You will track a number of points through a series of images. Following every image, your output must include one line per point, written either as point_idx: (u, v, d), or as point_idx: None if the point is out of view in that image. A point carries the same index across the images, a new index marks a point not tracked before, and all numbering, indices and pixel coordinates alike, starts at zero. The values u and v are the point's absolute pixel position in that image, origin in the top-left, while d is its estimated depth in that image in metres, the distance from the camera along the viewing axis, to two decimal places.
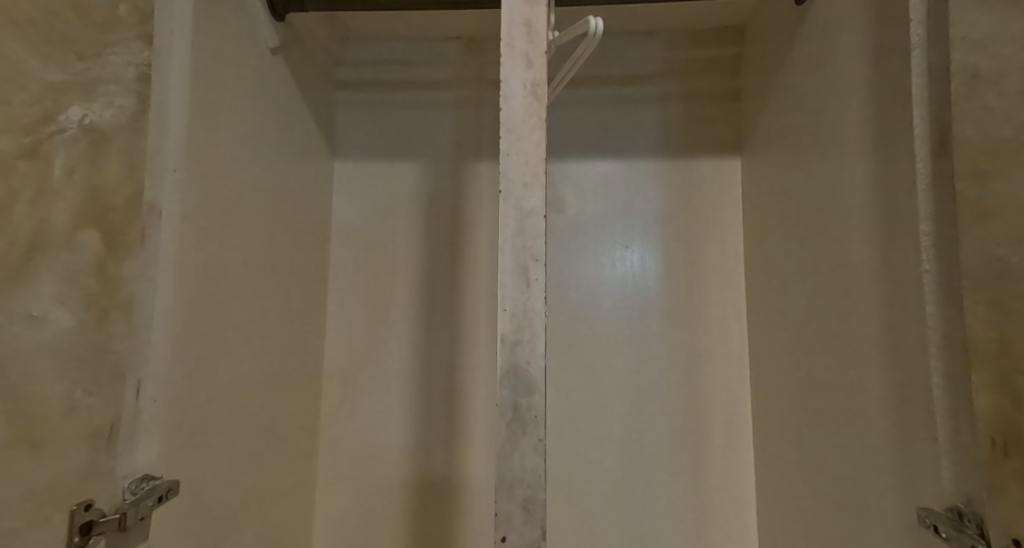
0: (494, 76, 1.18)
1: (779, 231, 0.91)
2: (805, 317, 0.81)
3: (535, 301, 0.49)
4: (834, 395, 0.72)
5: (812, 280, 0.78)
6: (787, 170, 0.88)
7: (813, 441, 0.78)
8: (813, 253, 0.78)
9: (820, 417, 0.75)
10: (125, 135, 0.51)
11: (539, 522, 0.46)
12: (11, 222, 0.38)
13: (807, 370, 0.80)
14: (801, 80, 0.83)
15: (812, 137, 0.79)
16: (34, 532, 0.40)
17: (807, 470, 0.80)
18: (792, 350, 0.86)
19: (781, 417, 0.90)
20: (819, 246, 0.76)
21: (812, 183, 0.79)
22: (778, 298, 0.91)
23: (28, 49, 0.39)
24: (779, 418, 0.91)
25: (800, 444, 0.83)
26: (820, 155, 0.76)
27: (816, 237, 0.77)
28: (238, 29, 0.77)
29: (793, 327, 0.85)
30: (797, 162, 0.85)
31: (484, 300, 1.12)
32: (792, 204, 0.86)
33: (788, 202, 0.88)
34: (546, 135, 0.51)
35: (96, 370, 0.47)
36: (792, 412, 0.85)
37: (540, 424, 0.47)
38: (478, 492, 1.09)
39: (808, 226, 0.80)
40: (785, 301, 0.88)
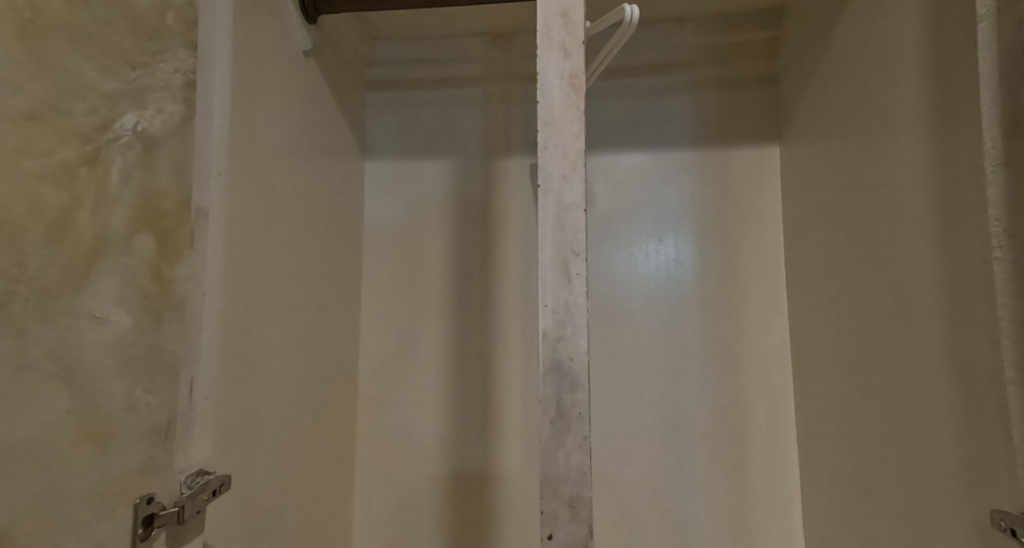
0: (523, 70, 1.17)
1: (825, 220, 0.88)
2: (855, 310, 0.77)
3: (576, 296, 0.48)
4: (889, 391, 0.68)
5: (862, 270, 0.75)
6: (832, 156, 0.85)
7: (866, 438, 0.74)
8: (862, 242, 0.75)
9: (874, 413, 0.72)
10: (175, 140, 0.52)
11: (586, 520, 0.46)
12: (72, 229, 0.40)
13: (858, 365, 0.77)
14: (848, 60, 0.79)
15: (861, 120, 0.75)
16: (101, 524, 0.43)
17: (860, 469, 0.77)
18: (840, 344, 0.82)
19: (829, 412, 0.87)
20: (870, 235, 0.73)
21: (861, 169, 0.75)
22: (825, 290, 0.88)
23: (83, 60, 0.41)
24: (827, 414, 0.87)
25: (851, 441, 0.79)
26: (871, 139, 0.72)
27: (867, 225, 0.74)
28: (274, 33, 0.78)
29: (842, 320, 0.82)
30: (843, 148, 0.81)
31: (517, 297, 1.12)
32: (839, 191, 0.83)
33: (834, 190, 0.84)
34: (584, 127, 0.51)
35: (155, 369, 0.49)
36: (843, 409, 0.82)
37: (584, 421, 0.47)
38: (514, 488, 1.09)
39: (857, 214, 0.76)
40: (833, 292, 0.85)
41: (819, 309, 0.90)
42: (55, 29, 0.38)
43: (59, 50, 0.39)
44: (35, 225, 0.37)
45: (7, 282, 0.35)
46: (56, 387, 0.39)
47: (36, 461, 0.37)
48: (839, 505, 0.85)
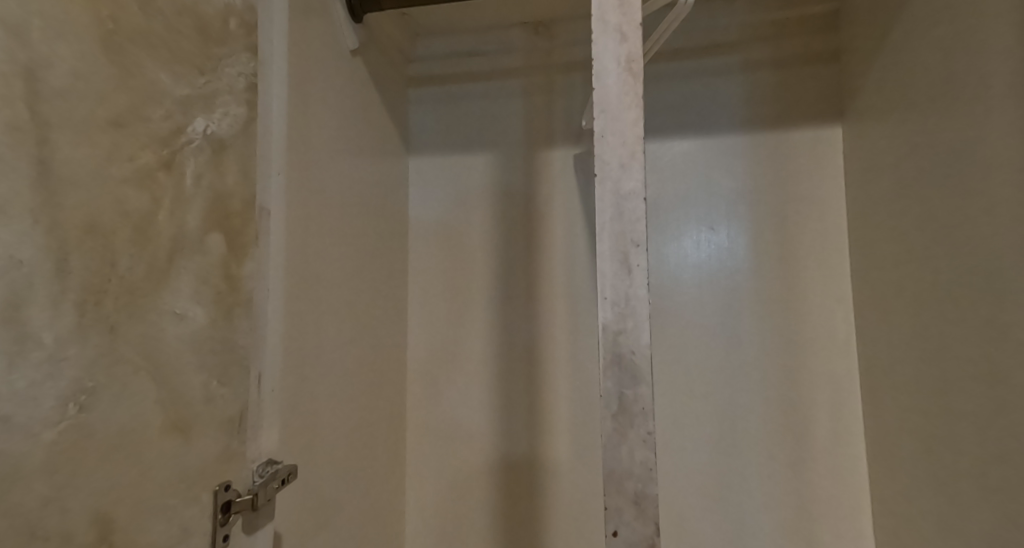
0: (566, 59, 1.15)
1: (904, 203, 0.82)
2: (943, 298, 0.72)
3: (637, 287, 0.47)
4: (988, 388, 0.63)
5: (954, 257, 0.69)
6: (909, 134, 0.79)
7: (957, 437, 0.69)
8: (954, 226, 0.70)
9: (968, 408, 0.67)
10: (241, 142, 0.54)
11: (652, 518, 0.45)
12: (153, 229, 0.42)
13: (945, 357, 0.72)
14: (929, 27, 0.73)
15: (947, 92, 0.69)
16: (186, 508, 0.45)
17: (946, 468, 0.72)
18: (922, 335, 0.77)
19: (908, 408, 0.82)
20: (964, 219, 0.67)
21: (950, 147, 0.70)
22: (904, 279, 0.82)
23: (158, 68, 0.43)
24: (906, 409, 0.82)
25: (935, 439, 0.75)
26: (959, 114, 0.67)
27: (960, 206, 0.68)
28: (324, 34, 0.80)
29: (925, 310, 0.76)
30: (924, 123, 0.75)
31: (562, 290, 1.11)
32: (920, 171, 0.77)
33: (912, 170, 0.79)
34: (642, 113, 0.49)
35: (228, 362, 0.51)
36: (923, 406, 0.77)
37: (648, 416, 0.46)
38: (565, 480, 1.09)
39: (948, 195, 0.71)
40: (913, 280, 0.79)
41: (896, 298, 0.84)
42: (133, 38, 0.40)
43: (138, 58, 0.41)
44: (122, 226, 0.39)
45: (99, 281, 0.37)
46: (144, 380, 0.41)
47: (127, 450, 0.39)
48: (919, 506, 0.80)
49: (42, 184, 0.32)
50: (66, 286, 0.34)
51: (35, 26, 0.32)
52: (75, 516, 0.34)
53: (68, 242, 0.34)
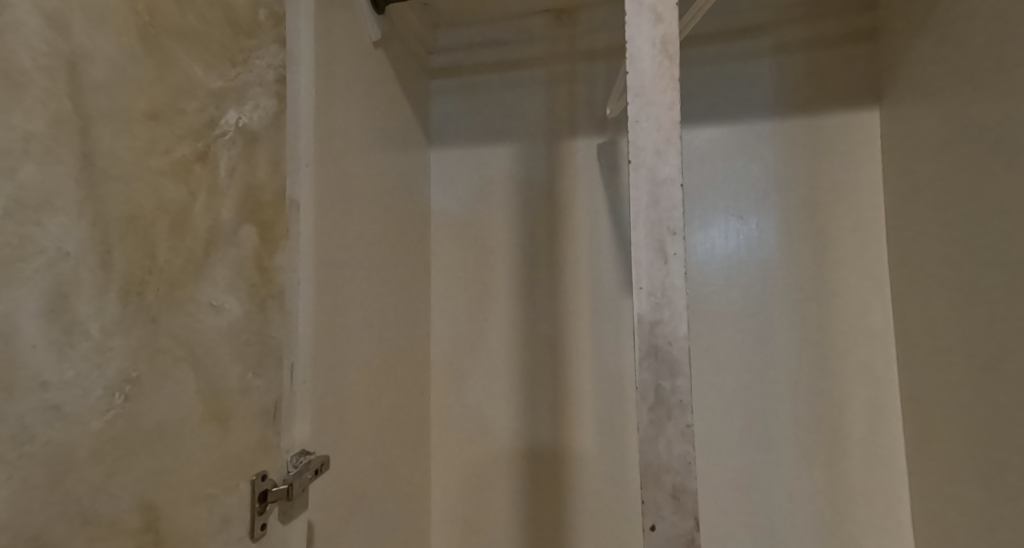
0: (590, 46, 1.13)
1: (958, 186, 0.78)
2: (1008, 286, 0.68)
3: (674, 277, 0.46)
4: None
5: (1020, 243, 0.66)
6: (968, 113, 0.75)
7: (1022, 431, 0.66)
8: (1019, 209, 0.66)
9: None
10: (271, 134, 0.54)
11: (692, 512, 0.44)
12: (190, 222, 0.42)
13: (1010, 348, 0.68)
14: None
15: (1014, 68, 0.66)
16: (225, 497, 0.46)
17: (1007, 462, 0.69)
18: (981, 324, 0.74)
19: (960, 400, 0.78)
20: None
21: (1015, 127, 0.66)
22: (958, 266, 0.78)
23: (193, 61, 0.43)
24: (958, 401, 0.79)
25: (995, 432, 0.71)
26: None
27: None
28: (347, 25, 0.80)
29: (986, 298, 0.73)
30: (986, 102, 0.71)
31: (586, 282, 1.10)
32: (980, 152, 0.73)
33: (971, 151, 0.75)
34: (679, 97, 0.47)
35: (262, 354, 0.52)
36: (984, 398, 0.74)
37: (686, 408, 0.45)
38: (590, 473, 1.08)
39: (1011, 180, 0.67)
40: (970, 267, 0.76)
41: (947, 283, 0.81)
42: (168, 30, 0.40)
43: (173, 51, 0.41)
44: (160, 219, 0.39)
45: (141, 273, 0.37)
46: (184, 370, 0.41)
47: (170, 439, 0.40)
48: (972, 503, 0.77)
49: (86, 177, 0.33)
50: (110, 278, 0.35)
51: (75, 18, 0.32)
52: (122, 503, 0.35)
53: (111, 235, 0.35)
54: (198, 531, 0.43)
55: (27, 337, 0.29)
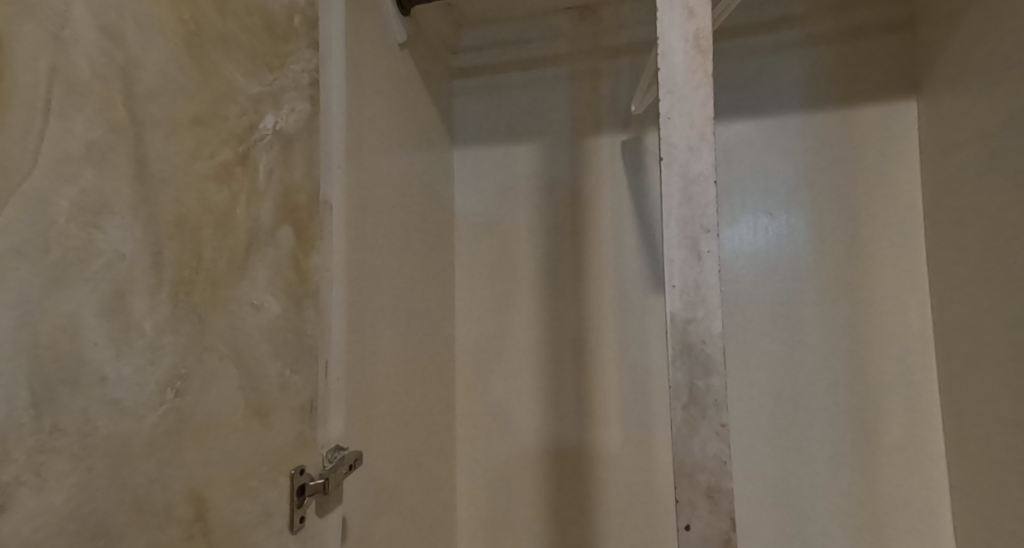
0: (614, 42, 1.12)
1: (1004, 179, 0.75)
2: None
3: (708, 275, 0.45)
4: None
5: None
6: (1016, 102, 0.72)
7: None
8: None
9: None
10: (306, 137, 0.56)
11: (727, 512, 0.43)
12: (232, 223, 0.44)
13: None
14: None
15: None
16: (266, 490, 0.47)
17: None
18: None
19: (1007, 400, 0.76)
20: None
21: None
22: (1006, 262, 0.75)
23: (235, 67, 0.44)
24: (1004, 401, 0.76)
25: None
26: None
27: None
28: (374, 28, 0.81)
29: None
30: None
31: (611, 280, 1.10)
32: None
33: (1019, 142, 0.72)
34: (712, 92, 0.47)
35: (299, 351, 0.53)
36: None
37: (721, 407, 0.44)
38: (616, 472, 1.08)
39: None
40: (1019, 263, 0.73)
41: (993, 278, 0.78)
42: (212, 39, 0.42)
43: (216, 58, 0.42)
44: (205, 221, 0.41)
45: (189, 273, 0.39)
46: (229, 366, 0.43)
47: (216, 434, 0.41)
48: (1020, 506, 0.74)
49: (139, 182, 0.34)
50: (161, 278, 0.36)
51: (129, 30, 0.34)
52: (175, 494, 0.37)
53: (162, 237, 0.36)
54: (244, 522, 0.44)
55: (88, 334, 0.30)
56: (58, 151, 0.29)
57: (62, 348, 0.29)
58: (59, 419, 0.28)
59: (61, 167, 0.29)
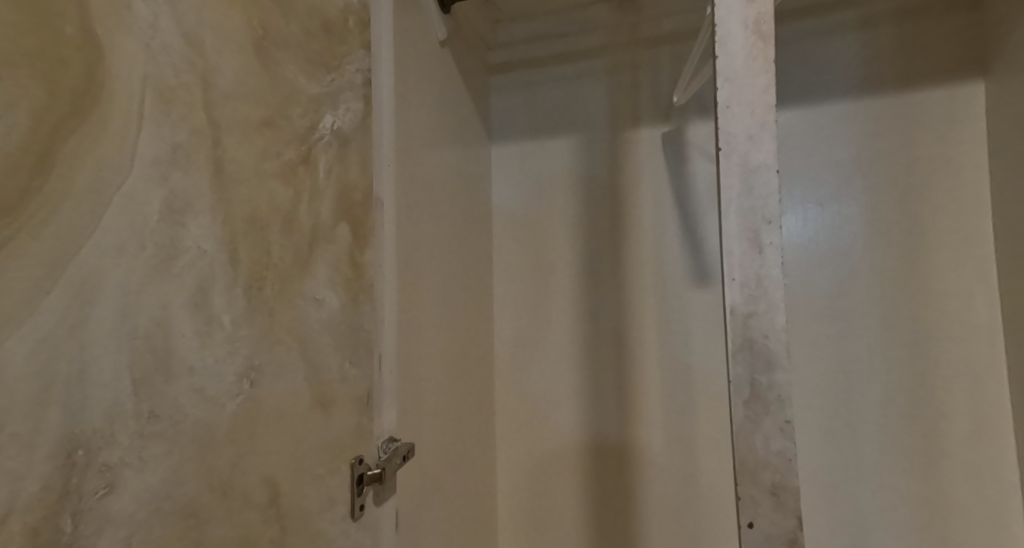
0: (654, 32, 1.10)
1: None
2: None
3: (769, 267, 0.44)
4: None
5: None
6: None
7: None
8: None
9: None
10: (360, 135, 0.57)
11: (793, 510, 0.42)
12: (297, 221, 0.45)
13: None
14: None
15: None
16: (329, 478, 0.49)
17: None
18: None
19: None
20: None
21: None
22: None
23: (297, 70, 0.46)
24: None
25: None
26: None
27: None
28: (417, 27, 0.82)
29: None
30: None
31: (652, 275, 1.08)
32: None
33: None
34: (773, 80, 0.45)
35: (356, 344, 0.55)
36: None
37: (785, 403, 0.43)
38: (659, 467, 1.07)
39: None
40: None
41: None
42: (277, 42, 0.43)
43: (282, 61, 0.44)
44: (273, 219, 0.42)
45: (260, 269, 0.40)
46: (295, 359, 0.45)
47: (286, 423, 0.43)
48: None
49: (217, 181, 0.36)
50: (237, 273, 0.38)
51: (207, 37, 0.35)
52: (253, 480, 0.38)
53: (237, 235, 0.38)
54: (311, 508, 0.46)
55: (177, 327, 0.32)
56: (150, 153, 0.30)
57: (156, 339, 0.31)
58: (155, 405, 0.30)
59: (153, 169, 0.31)
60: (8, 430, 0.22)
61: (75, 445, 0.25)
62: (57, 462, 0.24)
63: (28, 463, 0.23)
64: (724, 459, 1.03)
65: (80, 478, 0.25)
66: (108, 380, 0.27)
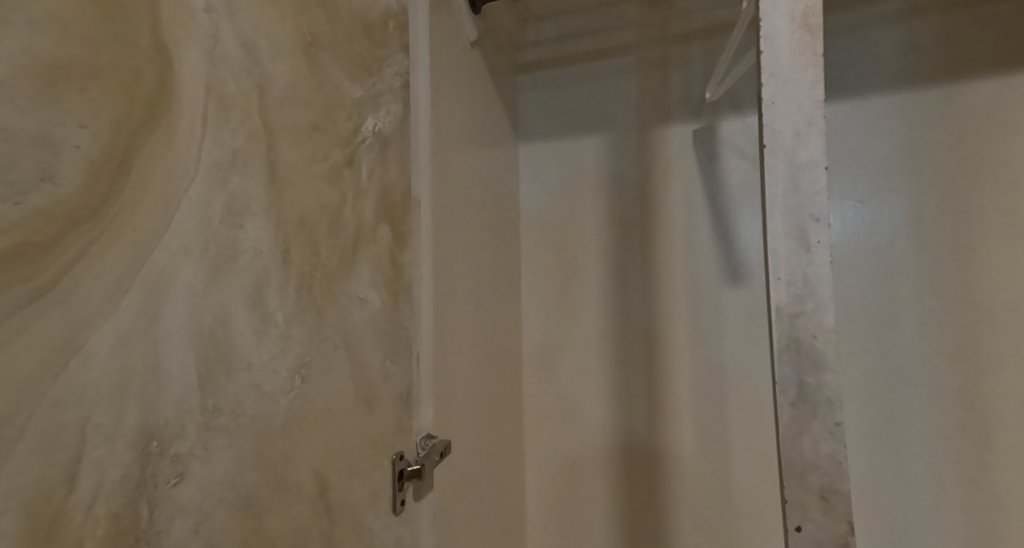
0: (685, 27, 1.08)
1: None
2: None
3: (817, 265, 0.43)
4: None
5: None
6: None
7: None
8: None
9: None
10: (399, 136, 0.58)
11: (844, 515, 0.41)
12: (342, 222, 0.46)
13: None
14: None
15: None
16: (373, 473, 0.50)
17: None
18: None
19: None
20: None
21: None
22: None
23: (342, 75, 0.47)
24: None
25: None
26: None
27: None
28: (449, 29, 0.82)
29: None
30: None
31: (684, 274, 1.07)
32: None
33: None
34: (822, 74, 0.44)
35: (396, 343, 0.56)
36: None
37: (834, 406, 0.42)
38: (692, 469, 1.05)
39: None
40: None
41: None
42: (324, 48, 0.45)
43: (328, 67, 0.45)
44: (321, 220, 0.43)
45: (310, 269, 0.42)
46: (341, 356, 0.46)
47: (334, 418, 0.44)
48: None
49: (271, 184, 0.37)
50: (289, 273, 0.39)
51: (261, 45, 0.37)
52: (304, 473, 0.40)
53: (289, 235, 0.39)
54: (357, 501, 0.47)
55: (236, 325, 0.33)
56: (213, 158, 0.32)
57: (218, 336, 0.32)
58: (218, 400, 0.32)
59: (215, 173, 0.32)
60: (93, 421, 0.23)
61: (150, 436, 0.27)
62: (135, 453, 0.26)
63: (109, 453, 0.24)
64: (759, 461, 1.01)
65: (155, 467, 0.27)
66: (178, 376, 0.29)
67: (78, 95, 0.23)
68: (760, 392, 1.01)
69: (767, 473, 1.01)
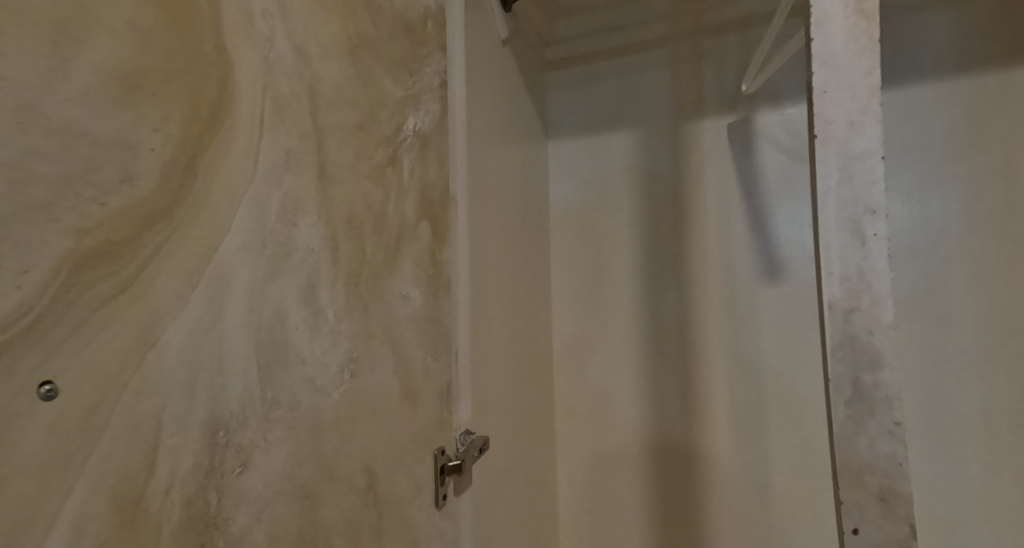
0: (720, 19, 1.06)
1: None
2: None
3: (873, 258, 0.41)
4: None
5: None
6: None
7: None
8: None
9: None
10: (438, 135, 0.58)
11: (904, 518, 0.40)
12: (386, 220, 0.47)
13: None
14: None
15: None
16: (416, 467, 0.51)
17: None
18: None
19: None
20: None
21: None
22: None
23: (385, 76, 0.48)
24: None
25: None
26: None
27: None
28: (481, 28, 0.83)
29: None
30: None
31: (720, 270, 1.04)
32: None
33: None
34: (877, 61, 0.42)
35: (436, 339, 0.56)
36: None
37: (893, 405, 0.40)
38: (729, 469, 1.03)
39: None
40: None
41: None
42: (368, 50, 0.45)
43: (371, 68, 0.46)
44: (367, 219, 0.44)
45: (356, 267, 0.42)
46: (386, 353, 0.46)
47: (380, 413, 0.45)
48: None
49: (321, 183, 0.38)
50: (338, 270, 0.40)
51: (312, 48, 0.38)
52: (354, 466, 0.41)
53: (338, 234, 0.40)
54: (402, 495, 0.48)
55: (291, 320, 0.34)
56: (269, 159, 0.33)
57: (276, 333, 0.33)
58: (276, 393, 0.33)
59: (272, 173, 0.33)
60: (168, 411, 0.24)
61: (217, 426, 0.28)
62: (204, 443, 0.27)
63: (182, 442, 0.25)
64: (800, 464, 0.98)
65: (221, 457, 0.28)
66: (240, 369, 0.30)
67: (152, 100, 0.24)
68: (800, 391, 0.98)
69: (810, 477, 0.97)
